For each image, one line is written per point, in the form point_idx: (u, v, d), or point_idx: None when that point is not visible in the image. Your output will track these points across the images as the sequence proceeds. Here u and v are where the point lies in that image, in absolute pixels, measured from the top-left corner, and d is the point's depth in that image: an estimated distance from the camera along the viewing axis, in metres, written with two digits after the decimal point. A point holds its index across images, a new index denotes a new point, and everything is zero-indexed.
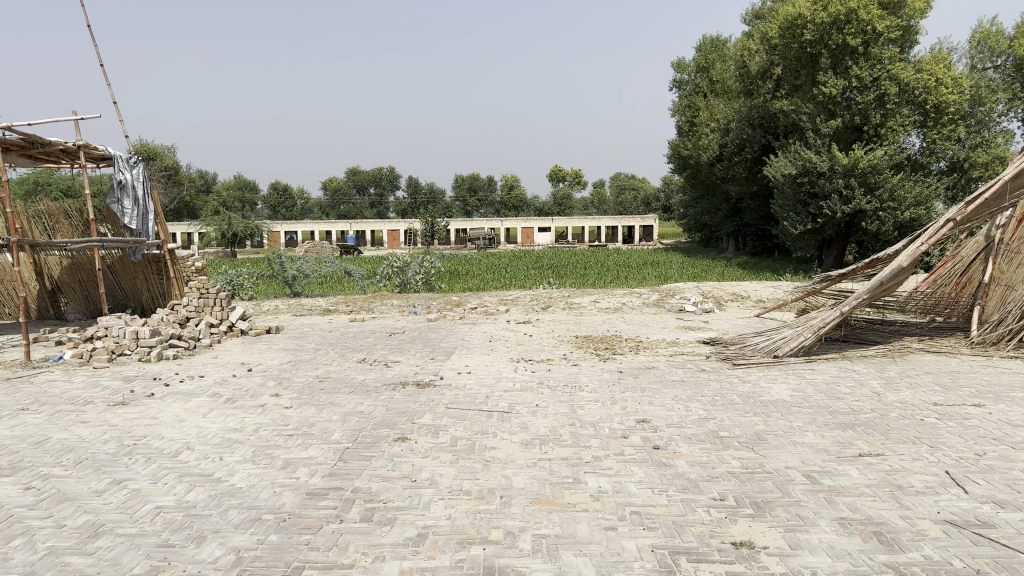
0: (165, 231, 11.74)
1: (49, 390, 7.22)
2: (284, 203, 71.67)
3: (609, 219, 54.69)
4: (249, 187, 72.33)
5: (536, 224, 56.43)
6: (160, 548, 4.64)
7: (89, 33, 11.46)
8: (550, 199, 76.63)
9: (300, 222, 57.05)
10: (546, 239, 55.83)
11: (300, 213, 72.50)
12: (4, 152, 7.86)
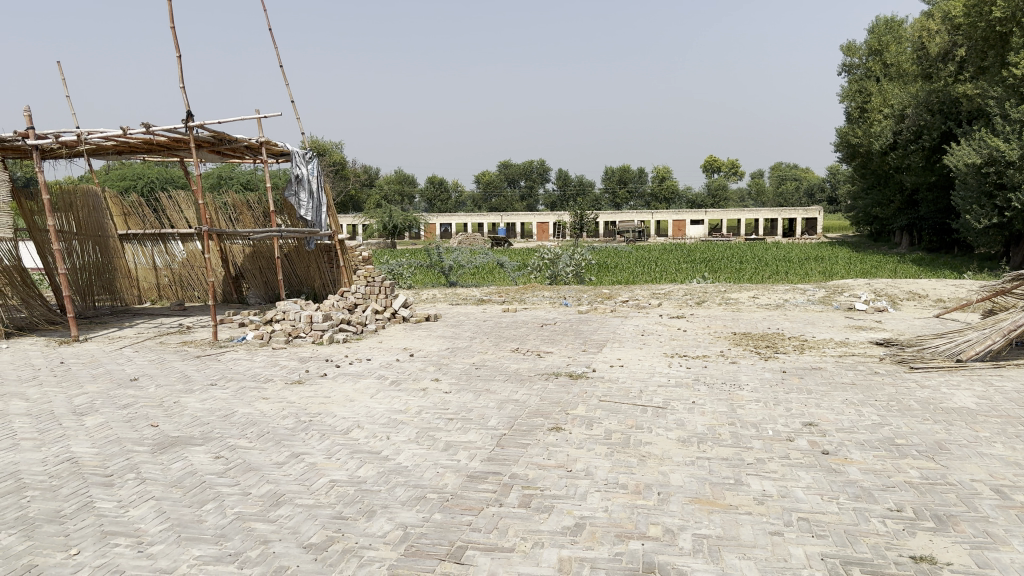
0: (336, 222, 12.45)
1: (234, 367, 7.85)
2: (439, 196, 74.32)
3: (767, 212, 52.64)
4: (407, 181, 75.62)
5: (688, 215, 55.13)
6: (334, 519, 4.92)
7: (271, 38, 12.28)
8: (701, 192, 74.64)
9: (454, 215, 59.02)
10: (698, 232, 54.58)
11: (453, 206, 74.89)
12: (198, 149, 8.56)
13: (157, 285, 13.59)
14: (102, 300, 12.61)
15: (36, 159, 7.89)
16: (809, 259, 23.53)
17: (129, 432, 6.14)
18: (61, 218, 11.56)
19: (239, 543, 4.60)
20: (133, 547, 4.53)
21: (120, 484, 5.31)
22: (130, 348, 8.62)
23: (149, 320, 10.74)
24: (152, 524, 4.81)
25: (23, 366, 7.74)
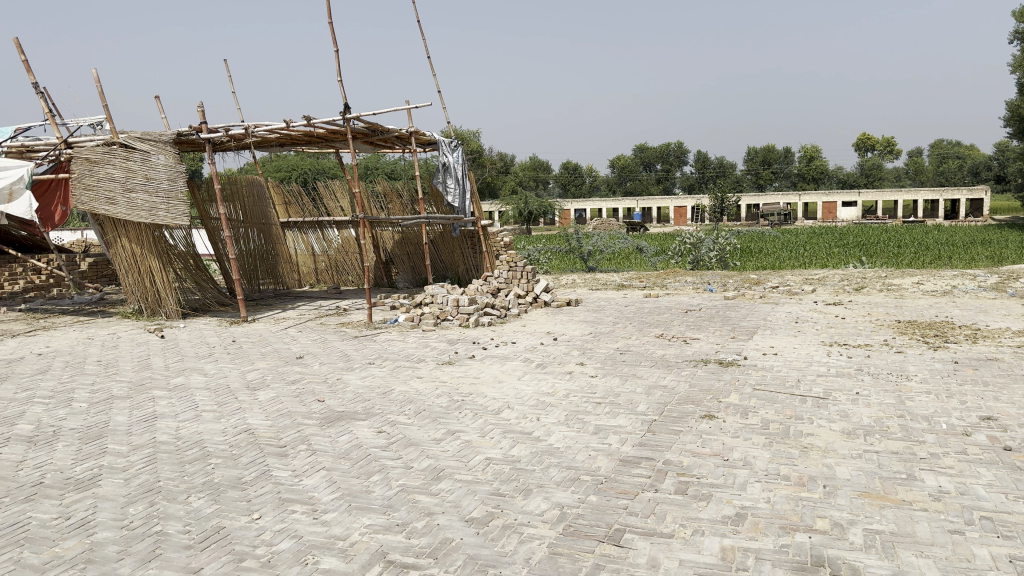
0: (478, 208, 12.77)
1: (389, 347, 8.22)
2: (573, 181, 74.26)
3: (930, 191, 49.44)
4: (539, 166, 76.25)
5: (839, 198, 52.79)
6: (493, 496, 5.06)
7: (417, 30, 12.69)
8: (849, 171, 70.75)
9: (586, 200, 58.99)
10: (853, 215, 52.25)
11: (587, 191, 74.69)
12: (353, 140, 9.00)
13: (315, 270, 14.41)
14: (266, 284, 13.56)
15: (209, 152, 8.53)
16: (979, 242, 21.89)
17: (298, 406, 6.54)
18: (228, 206, 12.62)
19: (405, 514, 4.81)
20: (308, 514, 4.84)
21: (293, 454, 5.67)
22: (292, 328, 9.19)
23: (304, 303, 11.39)
24: (324, 493, 5.12)
25: (200, 344, 8.40)
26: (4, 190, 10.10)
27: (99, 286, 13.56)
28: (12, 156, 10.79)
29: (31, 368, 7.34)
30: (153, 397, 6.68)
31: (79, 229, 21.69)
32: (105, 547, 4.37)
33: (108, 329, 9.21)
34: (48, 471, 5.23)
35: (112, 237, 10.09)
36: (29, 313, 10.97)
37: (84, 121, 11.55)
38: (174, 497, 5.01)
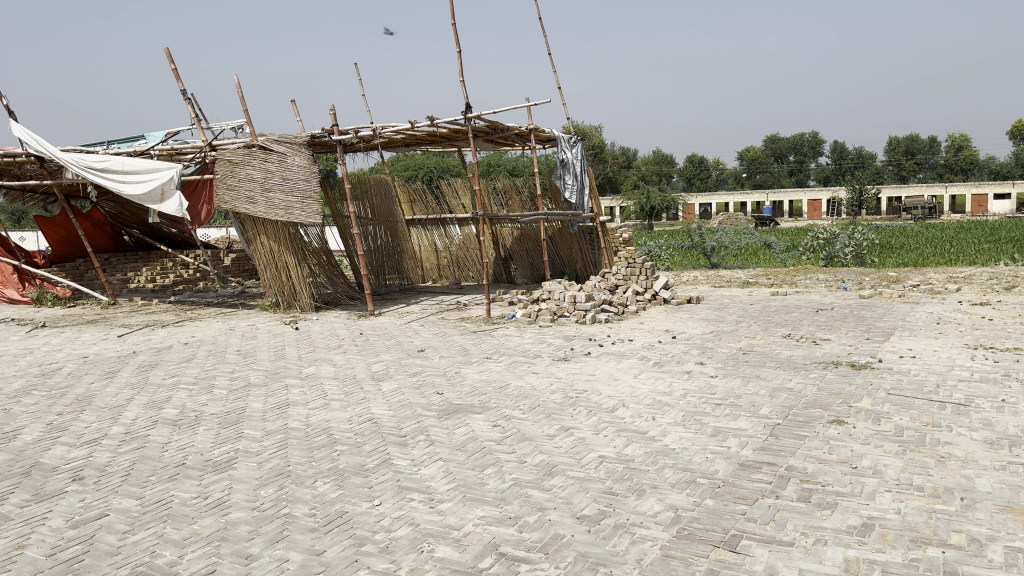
0: (597, 204, 12.67)
1: (506, 343, 8.33)
2: (701, 175, 72.31)
3: None
4: (666, 160, 74.85)
5: (993, 189, 48.76)
6: (606, 494, 5.02)
7: (541, 27, 12.75)
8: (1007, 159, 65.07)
9: (714, 195, 57.29)
10: (1004, 207, 47.85)
11: (715, 184, 72.56)
12: (473, 139, 9.17)
13: (438, 266, 14.78)
14: (391, 278, 14.27)
15: (340, 153, 8.92)
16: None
17: (418, 398, 6.76)
18: (359, 205, 13.32)
19: (517, 508, 4.87)
20: (425, 503, 4.99)
21: (412, 444, 5.86)
22: (415, 322, 9.49)
23: (429, 298, 11.73)
24: (440, 483, 5.27)
25: (330, 336, 8.83)
26: (156, 190, 10.96)
27: (242, 280, 14.52)
28: (163, 158, 11.68)
29: (179, 357, 7.96)
30: (285, 385, 7.09)
31: (225, 227, 23.30)
32: (238, 526, 4.70)
33: (248, 321, 9.86)
34: (190, 453, 5.66)
35: (252, 235, 10.76)
36: (180, 304, 11.91)
37: (228, 125, 12.35)
38: (302, 481, 5.30)
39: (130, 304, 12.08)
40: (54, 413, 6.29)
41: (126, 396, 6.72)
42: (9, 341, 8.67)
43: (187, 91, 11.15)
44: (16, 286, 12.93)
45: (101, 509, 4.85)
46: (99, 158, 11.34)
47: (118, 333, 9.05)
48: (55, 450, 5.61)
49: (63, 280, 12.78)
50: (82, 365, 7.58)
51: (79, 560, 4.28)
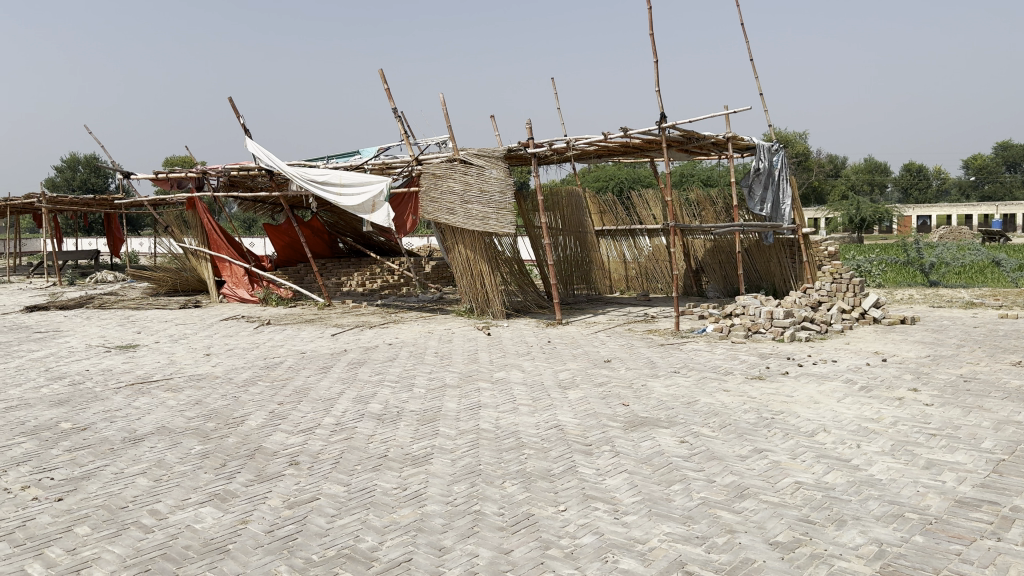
0: (800, 216, 12.10)
1: (696, 357, 8.15)
2: (918, 184, 66.39)
3: None
4: (876, 169, 69.54)
5: None
6: (801, 522, 4.78)
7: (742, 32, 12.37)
8: None
9: (933, 206, 52.37)
10: None
11: (934, 194, 66.29)
12: (668, 149, 9.09)
13: (626, 277, 14.82)
14: (579, 289, 14.26)
15: (534, 165, 9.18)
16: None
17: (605, 408, 6.80)
18: (550, 215, 13.52)
19: (705, 528, 4.76)
20: (610, 513, 5.01)
21: (598, 453, 5.90)
22: (603, 333, 9.54)
23: (618, 308, 11.73)
24: (626, 495, 5.26)
25: (520, 342, 9.09)
26: (367, 202, 11.89)
27: (439, 286, 15.33)
28: (375, 172, 12.60)
29: (383, 356, 8.57)
30: (478, 387, 7.41)
31: (426, 237, 24.69)
32: (433, 519, 4.98)
33: (445, 325, 10.42)
34: (391, 446, 6.08)
35: (451, 243, 11.43)
36: (384, 308, 12.82)
37: (432, 140, 13.11)
38: (492, 480, 5.51)
39: (341, 305, 13.17)
40: (276, 402, 7.00)
41: (337, 390, 7.33)
42: (241, 335, 9.77)
43: (396, 109, 11.98)
44: (247, 286, 14.48)
45: (313, 493, 5.33)
46: (319, 172, 12.48)
47: (331, 332, 9.90)
48: (276, 435, 6.23)
49: (285, 282, 14.16)
50: (299, 360, 8.38)
51: (292, 538, 4.75)
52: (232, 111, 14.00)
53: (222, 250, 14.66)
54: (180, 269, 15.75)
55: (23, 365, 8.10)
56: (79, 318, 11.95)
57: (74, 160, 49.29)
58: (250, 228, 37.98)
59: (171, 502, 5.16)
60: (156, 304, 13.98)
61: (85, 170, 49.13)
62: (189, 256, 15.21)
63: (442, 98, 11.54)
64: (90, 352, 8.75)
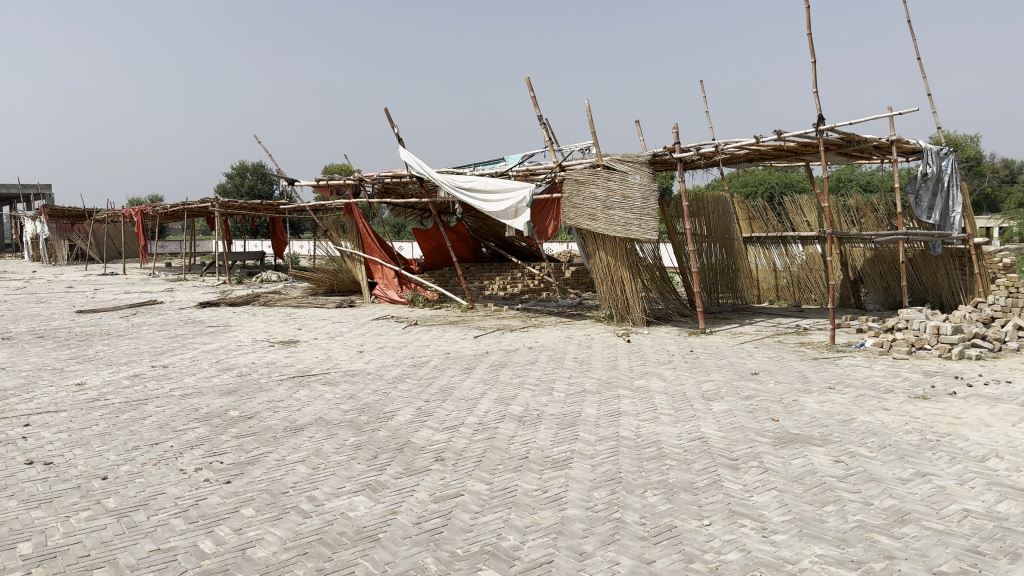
0: (972, 224, 11.19)
1: (853, 373, 7.73)
2: None
3: None
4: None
5: None
6: (970, 552, 4.41)
7: (911, 28, 11.50)
8: None
9: None
10: None
11: None
12: (825, 153, 8.72)
13: (776, 286, 14.27)
14: (724, 297, 13.95)
15: (681, 171, 9.04)
16: None
17: (752, 422, 6.56)
18: (695, 221, 13.31)
19: (861, 552, 4.49)
20: (758, 530, 4.83)
21: (744, 468, 5.71)
22: (750, 344, 9.24)
23: (767, 319, 11.32)
24: (775, 513, 5.05)
25: (662, 351, 8.95)
26: (511, 209, 12.11)
27: (579, 292, 15.34)
28: (519, 178, 12.82)
29: (525, 359, 8.69)
30: (618, 394, 7.36)
31: (566, 243, 24.79)
32: (574, 523, 4.98)
33: (584, 331, 10.44)
34: (532, 448, 6.13)
35: (592, 249, 11.41)
36: (524, 312, 13.00)
37: (576, 146, 13.20)
38: (633, 489, 5.45)
39: (484, 309, 13.48)
40: (423, 399, 7.25)
41: (479, 390, 7.51)
42: (390, 334, 10.20)
43: (541, 116, 12.15)
44: (397, 288, 15.10)
45: (457, 489, 5.47)
46: (465, 179, 12.84)
47: (473, 334, 10.15)
48: (423, 431, 6.45)
49: (432, 285, 14.64)
50: (444, 360, 8.65)
51: (438, 532, 4.89)
52: (387, 121, 14.65)
53: (376, 254, 15.42)
54: (336, 271, 16.67)
55: (198, 356, 8.83)
56: (245, 314, 12.89)
57: (244, 168, 53.53)
58: (398, 232, 39.58)
59: (327, 490, 5.45)
60: (314, 303, 14.85)
61: (252, 177, 53.04)
62: (345, 259, 16.10)
63: (588, 104, 11.57)
64: (255, 346, 9.42)
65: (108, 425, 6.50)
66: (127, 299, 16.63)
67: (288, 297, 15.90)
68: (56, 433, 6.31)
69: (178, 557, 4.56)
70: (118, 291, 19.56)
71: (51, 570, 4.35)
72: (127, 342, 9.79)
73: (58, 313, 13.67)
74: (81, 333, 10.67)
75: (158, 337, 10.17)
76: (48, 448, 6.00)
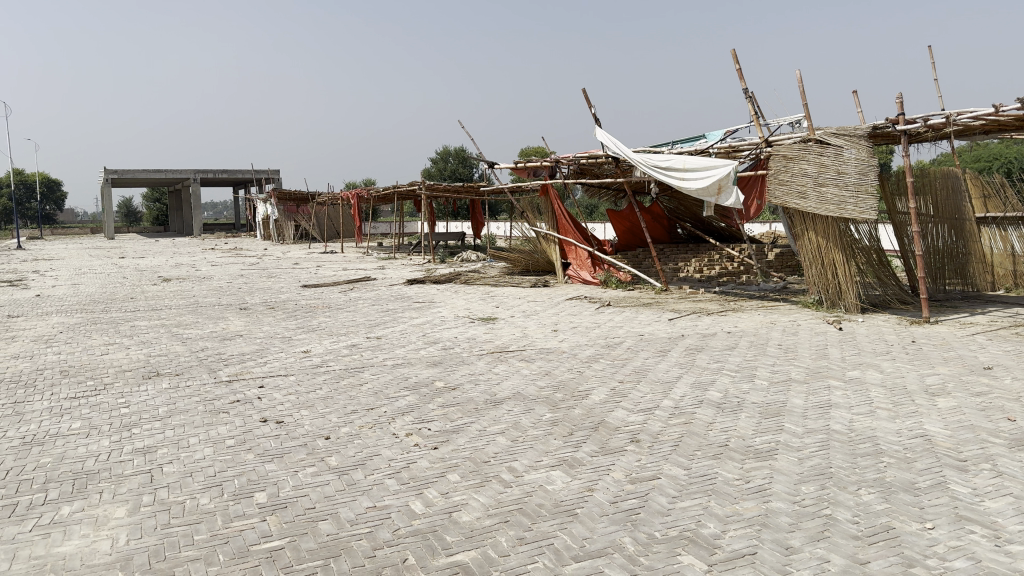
0: None
1: None
2: None
3: None
4: None
5: None
6: None
7: None
8: None
9: None
10: None
11: None
12: None
13: (1014, 272, 12.82)
14: (952, 284, 12.84)
15: (903, 144, 8.37)
16: None
17: (983, 421, 5.95)
18: (919, 200, 12.41)
19: None
20: (990, 539, 4.38)
21: (974, 471, 5.19)
22: (982, 335, 8.37)
23: (1002, 308, 10.19)
24: (1011, 521, 4.55)
25: (878, 341, 8.34)
26: (713, 185, 11.74)
27: (782, 275, 14.59)
28: (720, 155, 12.31)
29: (724, 344, 8.45)
30: (828, 385, 6.95)
31: (768, 223, 23.63)
32: (779, 516, 4.77)
33: (789, 317, 9.93)
34: (733, 437, 5.94)
35: (800, 231, 10.91)
36: (723, 295, 12.64)
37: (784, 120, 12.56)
38: (845, 486, 5.13)
39: (678, 291, 13.22)
40: (617, 379, 7.25)
41: (676, 373, 7.40)
42: (585, 315, 10.29)
43: (746, 90, 11.68)
44: (591, 269, 15.16)
45: (655, 472, 5.40)
46: (663, 158, 12.61)
47: (669, 316, 9.99)
48: (618, 412, 6.46)
49: (626, 266, 14.54)
50: (640, 341, 8.59)
51: (636, 513, 4.87)
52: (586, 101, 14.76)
53: (570, 235, 15.58)
54: (532, 252, 17.07)
55: (407, 329, 9.40)
56: (447, 292, 13.56)
57: (445, 153, 56.44)
58: (592, 211, 39.86)
59: (525, 463, 5.60)
60: (510, 282, 15.30)
61: (454, 162, 55.61)
62: (540, 240, 16.49)
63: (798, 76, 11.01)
64: (457, 321, 9.88)
65: (330, 390, 7.09)
66: (344, 275, 18.06)
67: (486, 276, 16.53)
68: (287, 395, 6.97)
69: (392, 515, 4.88)
70: (336, 268, 21.34)
71: (284, 519, 4.82)
72: (345, 315, 10.62)
73: (286, 287, 15.13)
74: (306, 305, 11.72)
75: (372, 310, 10.95)
76: (280, 408, 6.64)
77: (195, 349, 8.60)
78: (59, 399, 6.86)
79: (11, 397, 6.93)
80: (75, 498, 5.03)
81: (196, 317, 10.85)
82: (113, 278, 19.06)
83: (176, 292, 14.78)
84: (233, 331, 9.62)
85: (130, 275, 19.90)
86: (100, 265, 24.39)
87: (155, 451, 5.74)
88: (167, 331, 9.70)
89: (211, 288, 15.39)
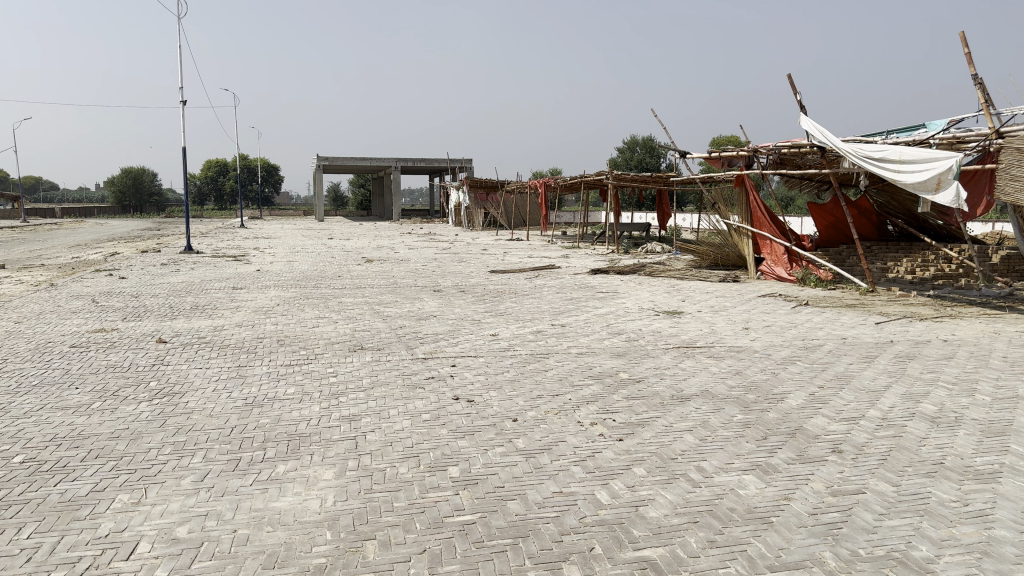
0: None
1: None
2: None
3: None
4: None
5: None
6: None
7: None
8: None
9: None
10: None
11: None
12: None
13: None
14: None
15: None
16: None
17: None
18: None
19: None
20: None
21: None
22: None
23: None
24: None
25: None
26: (932, 179, 10.86)
27: (1008, 280, 13.16)
28: (941, 147, 11.52)
29: (939, 353, 7.78)
30: None
31: (993, 222, 21.47)
32: (1004, 546, 4.31)
33: (1016, 327, 8.96)
34: (949, 454, 5.46)
35: None
36: (938, 299, 11.66)
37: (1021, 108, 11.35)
38: None
39: (887, 293, 12.35)
40: (816, 385, 6.87)
41: (883, 382, 6.90)
42: (778, 313, 9.88)
43: (975, 75, 10.70)
44: (786, 265, 14.54)
45: (859, 486, 5.07)
46: (877, 149, 11.83)
47: (875, 320, 9.34)
48: (817, 419, 6.13)
49: (826, 264, 13.73)
50: (841, 345, 8.09)
51: (837, 527, 4.59)
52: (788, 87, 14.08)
53: (765, 228, 15.00)
54: (721, 245, 16.59)
55: (591, 318, 9.43)
56: (630, 282, 13.50)
57: (632, 142, 56.29)
58: (789, 204, 38.27)
59: (716, 464, 5.44)
60: (695, 275, 14.94)
61: (641, 151, 55.26)
62: (732, 232, 16.05)
63: None
64: (642, 313, 9.80)
65: (518, 373, 7.26)
66: (527, 262, 18.46)
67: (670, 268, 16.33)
68: (477, 375, 7.22)
69: (578, 503, 4.90)
70: (522, 254, 21.85)
71: (475, 494, 4.98)
72: (531, 301, 10.82)
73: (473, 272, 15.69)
74: (495, 290, 12.07)
75: (557, 298, 11.10)
76: (471, 387, 6.87)
77: (393, 326, 9.10)
78: (276, 366, 7.50)
79: (236, 361, 7.67)
80: (289, 457, 5.46)
81: (395, 296, 11.49)
82: (320, 256, 20.64)
83: (375, 272, 15.76)
84: (427, 311, 10.10)
85: (337, 254, 21.55)
86: (313, 245, 26.50)
87: (360, 420, 6.12)
88: (369, 308, 10.34)
89: (407, 270, 16.29)
